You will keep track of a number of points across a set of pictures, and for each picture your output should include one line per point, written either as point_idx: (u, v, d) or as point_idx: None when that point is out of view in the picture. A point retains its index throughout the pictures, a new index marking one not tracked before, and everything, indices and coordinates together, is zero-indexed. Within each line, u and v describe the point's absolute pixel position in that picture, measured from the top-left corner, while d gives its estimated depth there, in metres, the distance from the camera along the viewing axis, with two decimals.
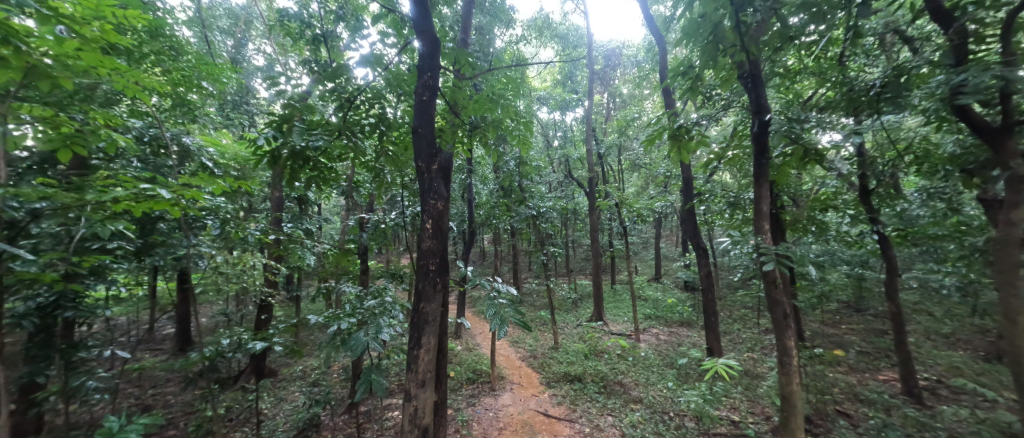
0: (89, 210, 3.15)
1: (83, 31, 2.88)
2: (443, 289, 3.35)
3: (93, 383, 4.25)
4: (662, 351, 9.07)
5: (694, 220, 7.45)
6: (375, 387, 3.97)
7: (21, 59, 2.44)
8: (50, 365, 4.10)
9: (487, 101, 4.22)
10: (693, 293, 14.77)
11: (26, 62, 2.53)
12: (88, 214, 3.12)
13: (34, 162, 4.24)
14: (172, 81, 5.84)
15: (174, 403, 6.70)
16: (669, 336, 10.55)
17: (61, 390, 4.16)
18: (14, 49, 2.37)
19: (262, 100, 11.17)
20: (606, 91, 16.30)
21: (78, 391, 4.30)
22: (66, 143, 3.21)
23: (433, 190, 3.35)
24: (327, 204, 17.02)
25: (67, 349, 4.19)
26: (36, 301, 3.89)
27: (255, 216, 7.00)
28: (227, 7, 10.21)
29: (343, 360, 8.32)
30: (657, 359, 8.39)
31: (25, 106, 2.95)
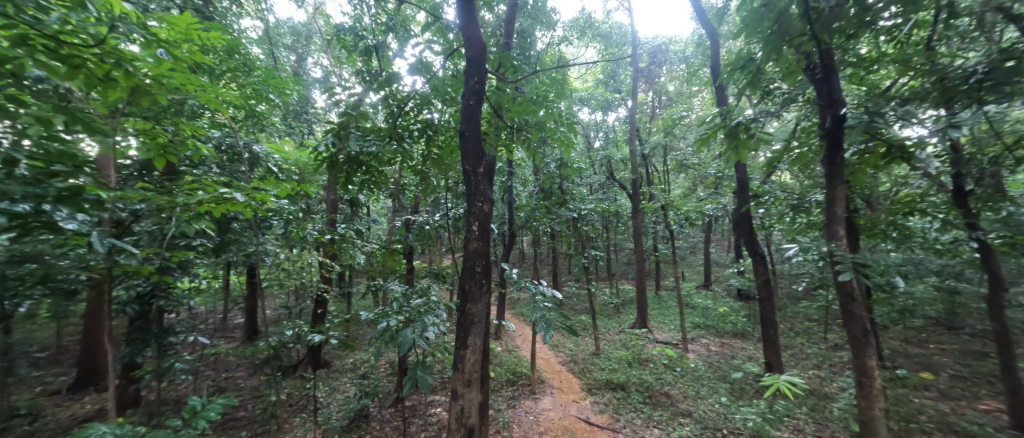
0: (179, 210, 3.53)
1: (176, 53, 3.24)
2: (489, 290, 3.37)
3: (180, 365, 4.75)
4: (714, 363, 8.55)
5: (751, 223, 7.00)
6: (420, 383, 4.07)
7: (130, 80, 2.80)
8: (145, 347, 4.66)
9: (531, 103, 4.20)
10: (748, 302, 13.80)
11: (134, 83, 2.89)
12: (179, 213, 3.50)
13: (135, 169, 4.84)
14: (245, 95, 6.44)
15: (243, 387, 7.32)
16: (721, 348, 9.94)
17: (154, 369, 4.70)
18: (125, 71, 2.71)
19: (319, 109, 12.00)
20: (651, 90, 15.76)
21: (168, 371, 4.83)
22: (160, 152, 3.62)
23: (480, 192, 3.39)
24: (376, 206, 17.88)
25: (160, 333, 4.72)
26: (138, 290, 4.41)
27: (313, 217, 7.52)
28: (290, 25, 11.13)
29: (391, 355, 8.65)
30: (708, 371, 7.94)
31: (130, 120, 3.36)
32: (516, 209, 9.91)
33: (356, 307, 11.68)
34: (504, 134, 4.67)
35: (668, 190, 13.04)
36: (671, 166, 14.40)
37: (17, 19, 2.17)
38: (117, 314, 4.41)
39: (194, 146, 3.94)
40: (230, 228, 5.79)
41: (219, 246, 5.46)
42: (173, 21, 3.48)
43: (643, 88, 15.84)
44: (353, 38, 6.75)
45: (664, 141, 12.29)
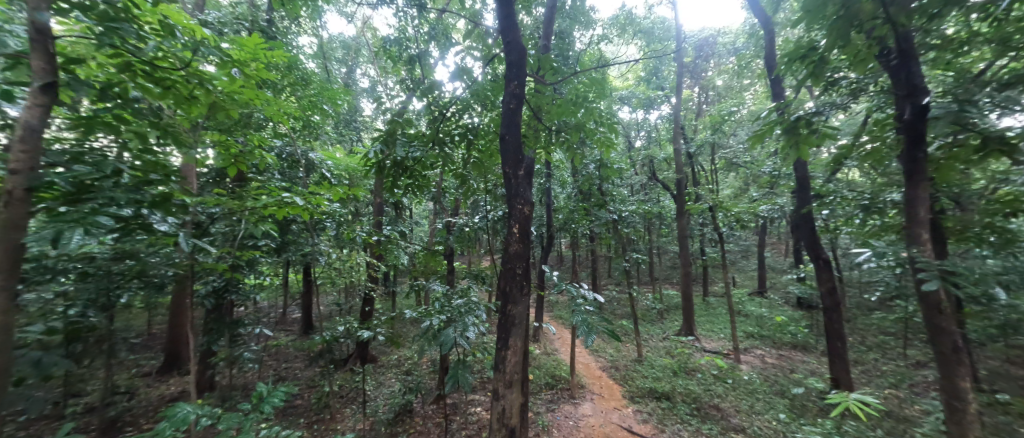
0: (248, 213, 3.85)
1: (247, 70, 3.56)
2: (529, 292, 3.35)
3: (247, 354, 5.18)
4: (770, 376, 7.97)
5: (814, 224, 6.47)
6: (462, 382, 4.13)
7: (210, 97, 3.11)
8: (219, 337, 5.12)
9: (571, 104, 4.14)
10: (809, 311, 12.71)
11: (212, 100, 3.22)
12: (248, 216, 3.82)
13: (209, 176, 5.35)
14: (301, 106, 6.92)
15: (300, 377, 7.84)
16: (778, 361, 9.23)
17: (226, 358, 5.15)
18: (205, 90, 3.02)
19: (366, 117, 12.64)
20: (697, 85, 15.04)
21: (237, 360, 5.27)
22: (232, 161, 3.98)
23: (520, 195, 3.37)
24: (418, 209, 18.53)
25: (231, 325, 5.17)
26: (213, 285, 4.87)
27: (361, 219, 7.90)
28: (341, 39, 11.84)
29: (433, 353, 8.88)
30: (762, 384, 7.41)
31: (208, 133, 3.74)
32: (555, 211, 9.82)
33: (400, 306, 12.10)
34: (544, 136, 4.64)
35: (717, 190, 12.34)
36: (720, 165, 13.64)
37: (123, 50, 2.50)
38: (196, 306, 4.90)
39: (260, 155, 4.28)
40: (289, 230, 6.22)
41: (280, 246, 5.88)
42: (243, 42, 3.82)
43: (689, 84, 15.17)
44: (397, 48, 7.05)
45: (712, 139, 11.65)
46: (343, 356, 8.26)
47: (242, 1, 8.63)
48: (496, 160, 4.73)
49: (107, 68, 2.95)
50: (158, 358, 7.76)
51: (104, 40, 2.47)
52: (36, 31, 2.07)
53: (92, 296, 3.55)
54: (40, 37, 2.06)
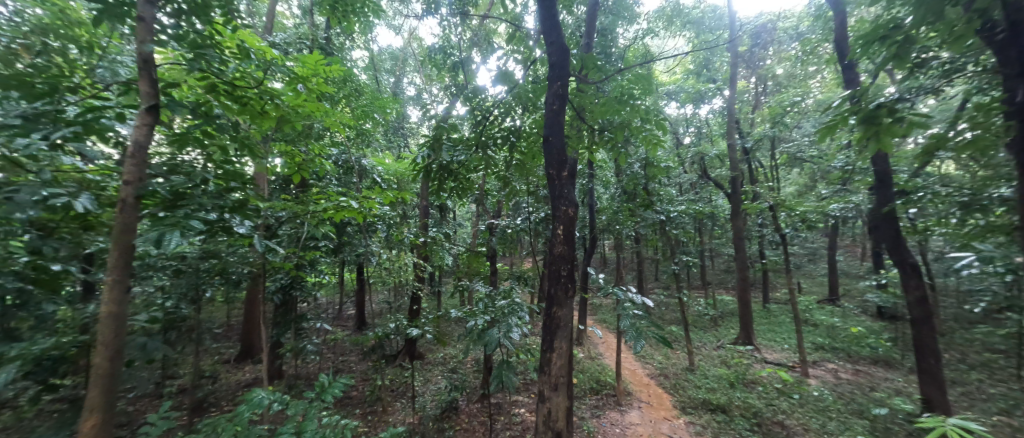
0: (309, 215, 4.16)
1: (308, 85, 3.87)
2: (575, 294, 3.31)
3: (309, 347, 5.61)
4: (845, 393, 7.21)
5: (898, 224, 5.83)
6: (507, 382, 4.17)
7: (277, 112, 3.44)
8: (287, 330, 5.62)
9: (614, 103, 4.02)
10: (890, 322, 11.38)
11: (279, 114, 3.55)
12: (309, 219, 4.12)
13: (276, 183, 5.82)
14: (355, 115, 7.40)
15: (355, 369, 8.33)
16: (854, 376, 8.35)
17: (291, 349, 5.60)
18: (272, 105, 3.34)
19: (413, 123, 13.18)
20: (755, 75, 14.09)
21: (300, 352, 5.71)
22: (296, 169, 4.33)
23: (564, 196, 3.32)
24: (461, 212, 18.98)
25: (296, 319, 5.66)
26: (280, 282, 5.39)
27: (409, 221, 8.23)
28: (390, 51, 12.50)
29: (476, 352, 9.02)
30: (837, 402, 6.73)
31: (276, 144, 4.11)
32: (598, 212, 9.64)
33: (445, 306, 12.44)
34: (588, 136, 4.54)
35: (779, 188, 11.43)
36: (780, 161, 12.65)
37: (209, 72, 2.83)
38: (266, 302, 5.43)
39: (319, 163, 4.63)
40: (346, 231, 6.62)
41: (336, 247, 6.27)
42: (305, 59, 4.14)
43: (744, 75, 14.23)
44: (442, 55, 7.31)
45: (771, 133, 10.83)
46: (393, 351, 8.62)
47: (303, 21, 9.34)
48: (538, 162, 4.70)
49: (195, 89, 3.34)
50: (235, 346, 8.59)
51: (194, 65, 2.81)
52: (141, 60, 2.38)
53: (185, 289, 4.04)
54: (143, 65, 2.39)
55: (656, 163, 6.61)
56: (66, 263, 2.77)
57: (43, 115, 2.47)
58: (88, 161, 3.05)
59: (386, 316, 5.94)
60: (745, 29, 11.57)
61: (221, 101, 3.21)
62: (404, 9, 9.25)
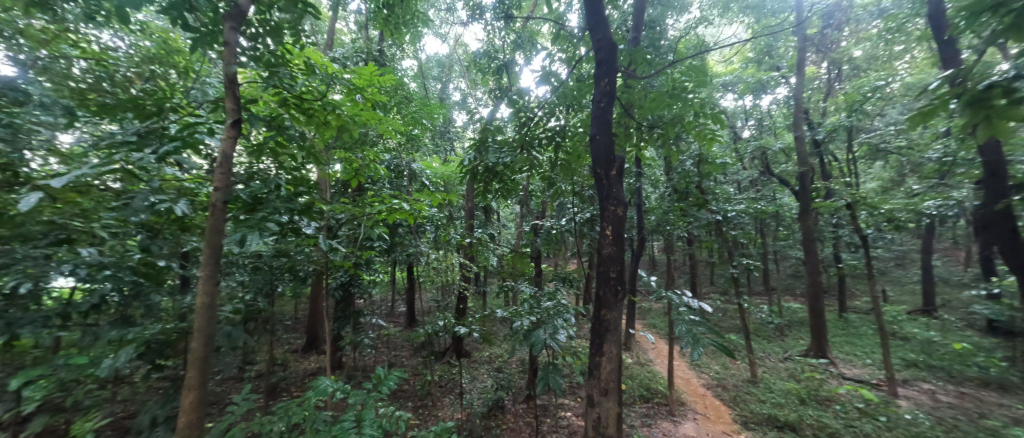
0: (367, 217, 4.53)
1: (365, 95, 4.30)
2: (625, 297, 3.29)
3: (367, 341, 6.10)
4: (940, 417, 6.43)
5: (1016, 224, 4.96)
6: (552, 384, 4.30)
7: (338, 120, 3.88)
8: (347, 324, 6.21)
9: (666, 97, 3.91)
10: (998, 337, 9.90)
11: (339, 122, 3.98)
12: (366, 220, 4.50)
13: (338, 188, 6.35)
14: (406, 123, 7.88)
15: (406, 364, 8.82)
16: (955, 399, 7.39)
17: (351, 342, 6.14)
18: (334, 114, 3.78)
19: (459, 128, 13.65)
20: (826, 60, 12.55)
21: (359, 345, 6.22)
22: (353, 174, 4.75)
23: (613, 197, 3.34)
24: (505, 214, 19.28)
25: (355, 315, 6.24)
26: (341, 279, 5.96)
27: (456, 222, 8.58)
28: (438, 59, 13.11)
29: (522, 353, 9.18)
30: (934, 428, 5.98)
31: (337, 151, 4.58)
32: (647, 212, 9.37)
33: (491, 305, 12.75)
34: (635, 132, 4.40)
35: (856, 185, 10.33)
36: (856, 154, 11.44)
37: (280, 87, 3.33)
38: (329, 297, 6.02)
39: (374, 167, 5.03)
40: (398, 232, 7.04)
41: (390, 247, 6.69)
42: (362, 71, 4.49)
43: (813, 59, 12.81)
44: (487, 59, 7.59)
45: (846, 123, 9.82)
46: (442, 348, 9.00)
47: (359, 35, 10.03)
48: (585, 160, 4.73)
49: (269, 105, 3.87)
50: (301, 338, 9.45)
51: (270, 82, 3.31)
52: (228, 80, 2.99)
53: (260, 285, 4.62)
54: (230, 85, 2.99)
55: (710, 160, 6.28)
56: (166, 260, 3.60)
57: (153, 132, 3.04)
58: (183, 170, 3.67)
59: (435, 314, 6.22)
60: (813, 10, 10.60)
61: (291, 114, 3.70)
62: (451, 17, 9.60)
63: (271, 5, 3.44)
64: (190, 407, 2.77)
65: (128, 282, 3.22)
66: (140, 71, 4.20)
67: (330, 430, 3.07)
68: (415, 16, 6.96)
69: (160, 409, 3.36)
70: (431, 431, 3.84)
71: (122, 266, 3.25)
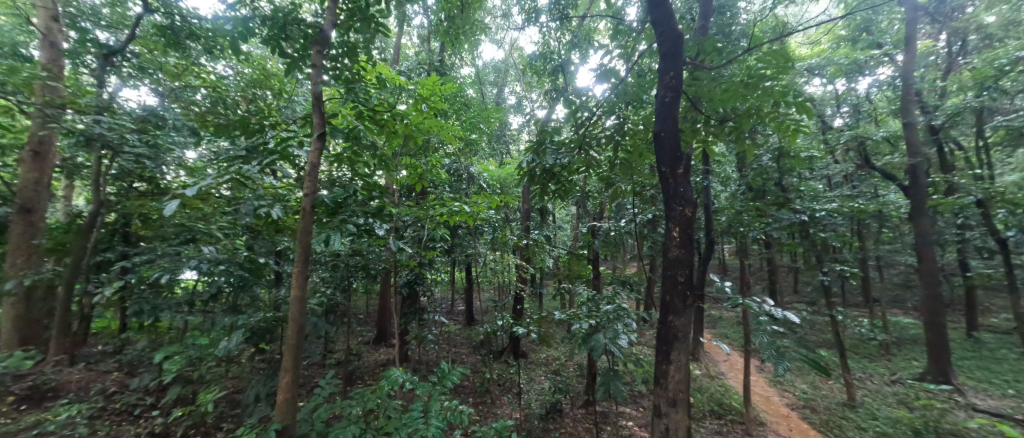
0: (430, 219, 4.75)
1: (428, 103, 4.50)
2: (695, 303, 2.88)
3: (430, 337, 6.42)
4: None
5: None
6: (613, 390, 4.21)
7: (405, 129, 4.12)
8: (413, 318, 6.63)
9: (741, 86, 3.18)
10: None
11: (404, 131, 4.21)
12: (430, 221, 4.73)
13: (403, 192, 6.76)
14: (466, 128, 8.21)
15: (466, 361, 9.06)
16: None
17: (417, 337, 6.51)
18: (400, 122, 4.02)
19: (515, 131, 13.84)
20: (946, 31, 9.68)
21: (423, 340, 6.57)
22: (416, 179, 5.00)
23: (680, 196, 2.88)
24: (561, 215, 19.12)
25: (418, 311, 6.65)
26: (407, 277, 6.44)
27: (513, 224, 8.72)
28: (493, 65, 13.45)
29: (580, 357, 9.02)
30: None
31: (402, 158, 4.83)
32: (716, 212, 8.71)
33: (548, 307, 12.72)
34: (702, 129, 3.85)
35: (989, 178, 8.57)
36: (989, 141, 9.50)
37: (356, 101, 3.68)
38: (397, 293, 6.48)
39: (435, 172, 5.26)
40: (458, 234, 7.32)
41: (451, 249, 7.02)
42: (425, 82, 4.73)
43: (926, 32, 10.01)
44: (542, 61, 7.63)
45: (973, 106, 8.09)
46: (500, 348, 9.12)
47: (422, 48, 10.59)
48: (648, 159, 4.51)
49: (345, 117, 4.23)
50: (370, 331, 10.16)
51: (349, 97, 3.67)
52: (315, 98, 3.37)
53: (338, 280, 5.13)
54: (317, 102, 3.38)
55: (793, 153, 5.61)
56: (265, 257, 4.17)
57: (257, 147, 3.56)
58: (278, 179, 4.21)
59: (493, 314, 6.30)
60: None
61: (364, 125, 4.02)
62: (507, 22, 9.76)
63: (350, 27, 3.89)
64: (287, 386, 3.21)
65: (237, 275, 3.84)
66: (246, 95, 5.14)
67: (401, 418, 3.30)
68: (473, 26, 7.14)
69: (263, 385, 3.90)
70: (492, 427, 3.95)
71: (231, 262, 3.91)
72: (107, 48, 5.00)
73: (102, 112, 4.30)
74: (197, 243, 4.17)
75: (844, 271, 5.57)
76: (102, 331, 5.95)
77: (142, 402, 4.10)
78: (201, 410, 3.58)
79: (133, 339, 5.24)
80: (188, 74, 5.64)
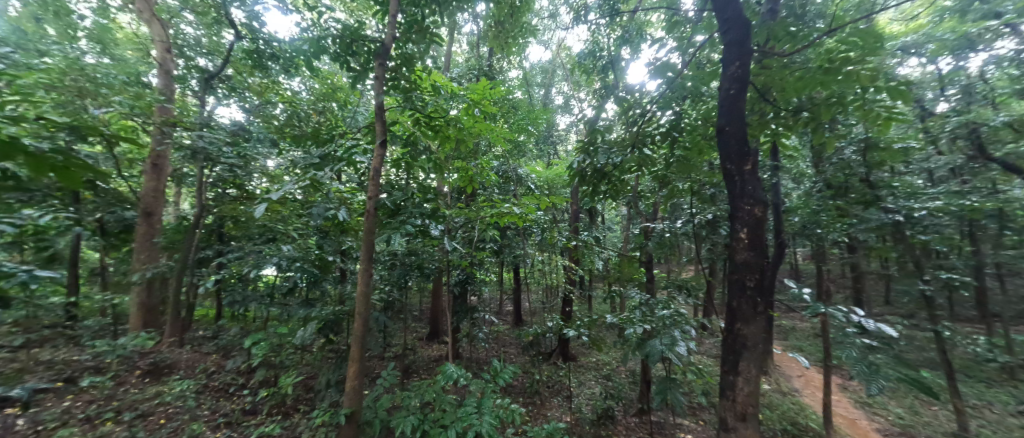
0: (481, 220, 4.86)
1: (480, 107, 4.61)
2: (766, 311, 2.67)
3: (480, 335, 6.55)
4: None
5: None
6: (671, 399, 4.01)
7: (458, 133, 4.24)
8: (464, 317, 6.81)
9: (819, 72, 2.87)
10: None
11: (457, 134, 4.34)
12: (481, 223, 4.84)
13: (455, 194, 6.99)
14: (514, 130, 8.29)
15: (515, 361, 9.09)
16: None
17: (468, 335, 6.68)
18: (453, 127, 4.16)
19: (563, 132, 13.71)
20: None
21: (474, 338, 6.72)
22: (468, 181, 5.12)
23: (748, 194, 2.69)
24: (610, 216, 18.59)
25: (469, 310, 6.82)
26: (459, 277, 6.64)
27: (561, 224, 8.65)
28: (541, 66, 13.44)
29: (632, 364, 8.71)
30: None
31: (455, 161, 4.98)
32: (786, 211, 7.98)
33: (597, 310, 12.43)
34: (773, 122, 3.54)
35: None
36: None
37: (414, 109, 3.90)
38: (449, 290, 6.70)
39: (485, 175, 5.34)
40: (507, 235, 7.42)
41: (501, 250, 7.13)
42: (476, 87, 4.85)
43: None
44: (590, 59, 7.50)
45: None
46: (549, 350, 9.07)
47: (471, 54, 10.86)
48: (708, 155, 4.28)
49: (403, 124, 4.45)
50: (423, 328, 10.55)
51: (408, 106, 3.90)
52: (377, 108, 3.60)
53: (395, 278, 5.40)
54: (379, 112, 3.61)
55: (882, 144, 4.96)
56: (333, 256, 4.52)
57: (328, 155, 3.88)
58: (345, 184, 4.55)
59: (543, 315, 6.28)
60: None
61: (421, 131, 4.20)
62: (554, 22, 9.71)
63: (407, 40, 4.13)
64: (354, 374, 3.47)
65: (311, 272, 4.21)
66: (317, 107, 5.63)
67: (456, 413, 3.42)
68: (521, 28, 7.19)
69: (333, 374, 4.24)
70: (544, 429, 3.94)
71: (305, 260, 4.31)
72: (207, 72, 5.76)
73: (203, 128, 4.96)
74: (277, 243, 4.64)
75: (951, 279, 4.77)
76: (203, 319, 6.82)
77: (235, 382, 4.65)
78: (282, 393, 3.98)
79: (226, 326, 5.94)
80: (268, 91, 6.29)
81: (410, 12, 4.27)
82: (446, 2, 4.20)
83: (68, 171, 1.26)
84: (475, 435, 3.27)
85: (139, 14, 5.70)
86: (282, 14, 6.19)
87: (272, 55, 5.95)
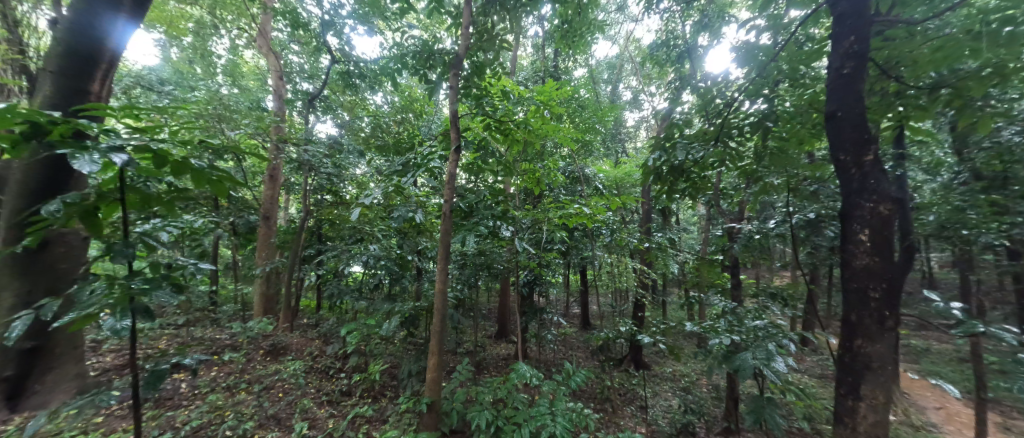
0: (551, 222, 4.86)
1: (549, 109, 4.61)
2: (895, 326, 2.26)
3: (549, 337, 6.51)
4: None
5: None
6: (766, 419, 3.59)
7: (528, 135, 4.28)
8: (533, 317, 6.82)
9: (967, 40, 2.38)
10: None
11: (527, 136, 4.39)
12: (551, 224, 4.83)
13: (523, 196, 7.06)
14: (581, 129, 8.16)
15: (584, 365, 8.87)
16: None
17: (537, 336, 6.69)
18: (524, 130, 4.21)
19: (632, 128, 13.15)
20: None
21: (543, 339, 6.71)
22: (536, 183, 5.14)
23: (870, 188, 2.31)
24: (685, 216, 17.35)
25: (537, 311, 6.80)
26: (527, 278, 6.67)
27: (632, 225, 8.28)
28: (607, 61, 13.05)
29: (714, 377, 8.01)
30: None
31: (525, 163, 5.03)
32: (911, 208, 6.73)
33: (673, 317, 11.64)
34: (899, 103, 3.00)
35: None
36: None
37: (487, 115, 4.05)
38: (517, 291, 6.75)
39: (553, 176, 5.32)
40: (575, 236, 7.31)
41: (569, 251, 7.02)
42: (543, 88, 4.86)
43: None
44: (663, 51, 7.08)
45: None
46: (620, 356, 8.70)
47: (537, 56, 10.92)
48: (810, 145, 3.76)
49: (475, 129, 4.62)
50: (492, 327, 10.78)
51: (482, 111, 4.05)
52: (453, 116, 3.79)
53: (466, 278, 5.59)
54: (455, 119, 3.80)
55: None
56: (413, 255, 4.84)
57: (410, 161, 4.17)
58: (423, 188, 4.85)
59: (613, 319, 6.06)
60: None
61: (493, 135, 4.33)
62: (623, 16, 9.35)
63: (479, 48, 4.29)
64: (433, 367, 3.67)
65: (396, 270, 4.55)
66: (398, 118, 6.09)
67: (529, 411, 3.47)
68: (588, 25, 7.04)
69: (415, 364, 4.54)
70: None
71: (389, 258, 4.68)
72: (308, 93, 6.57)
73: (306, 142, 5.65)
74: (365, 242, 5.11)
75: None
76: (306, 309, 7.75)
77: (334, 365, 5.21)
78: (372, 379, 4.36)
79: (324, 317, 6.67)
80: (355, 105, 6.95)
81: (480, 21, 4.41)
82: (514, 7, 4.26)
83: (220, 183, 1.64)
84: (549, 436, 3.27)
85: (259, 49, 6.73)
86: (367, 36, 6.82)
87: (359, 74, 6.53)
